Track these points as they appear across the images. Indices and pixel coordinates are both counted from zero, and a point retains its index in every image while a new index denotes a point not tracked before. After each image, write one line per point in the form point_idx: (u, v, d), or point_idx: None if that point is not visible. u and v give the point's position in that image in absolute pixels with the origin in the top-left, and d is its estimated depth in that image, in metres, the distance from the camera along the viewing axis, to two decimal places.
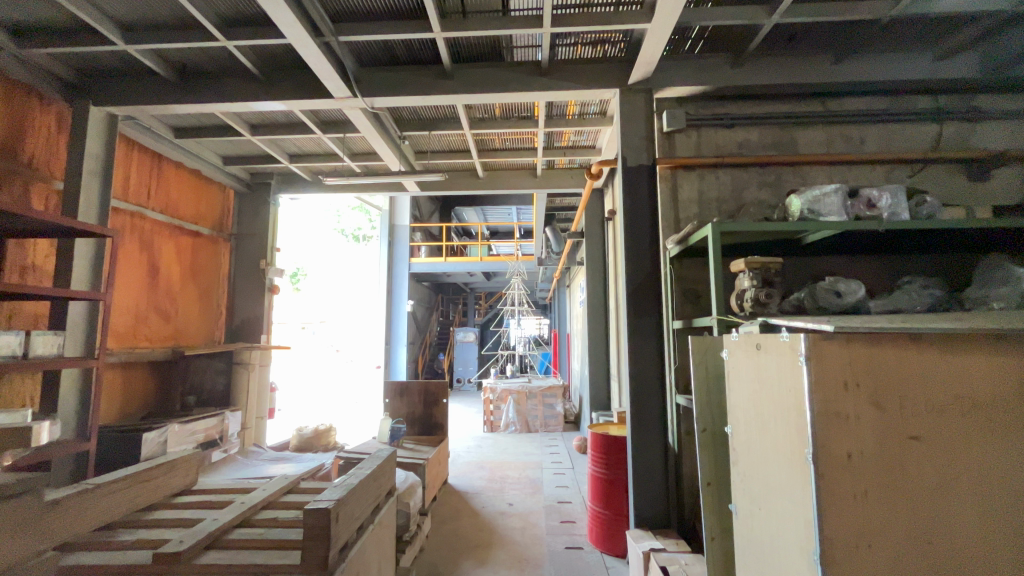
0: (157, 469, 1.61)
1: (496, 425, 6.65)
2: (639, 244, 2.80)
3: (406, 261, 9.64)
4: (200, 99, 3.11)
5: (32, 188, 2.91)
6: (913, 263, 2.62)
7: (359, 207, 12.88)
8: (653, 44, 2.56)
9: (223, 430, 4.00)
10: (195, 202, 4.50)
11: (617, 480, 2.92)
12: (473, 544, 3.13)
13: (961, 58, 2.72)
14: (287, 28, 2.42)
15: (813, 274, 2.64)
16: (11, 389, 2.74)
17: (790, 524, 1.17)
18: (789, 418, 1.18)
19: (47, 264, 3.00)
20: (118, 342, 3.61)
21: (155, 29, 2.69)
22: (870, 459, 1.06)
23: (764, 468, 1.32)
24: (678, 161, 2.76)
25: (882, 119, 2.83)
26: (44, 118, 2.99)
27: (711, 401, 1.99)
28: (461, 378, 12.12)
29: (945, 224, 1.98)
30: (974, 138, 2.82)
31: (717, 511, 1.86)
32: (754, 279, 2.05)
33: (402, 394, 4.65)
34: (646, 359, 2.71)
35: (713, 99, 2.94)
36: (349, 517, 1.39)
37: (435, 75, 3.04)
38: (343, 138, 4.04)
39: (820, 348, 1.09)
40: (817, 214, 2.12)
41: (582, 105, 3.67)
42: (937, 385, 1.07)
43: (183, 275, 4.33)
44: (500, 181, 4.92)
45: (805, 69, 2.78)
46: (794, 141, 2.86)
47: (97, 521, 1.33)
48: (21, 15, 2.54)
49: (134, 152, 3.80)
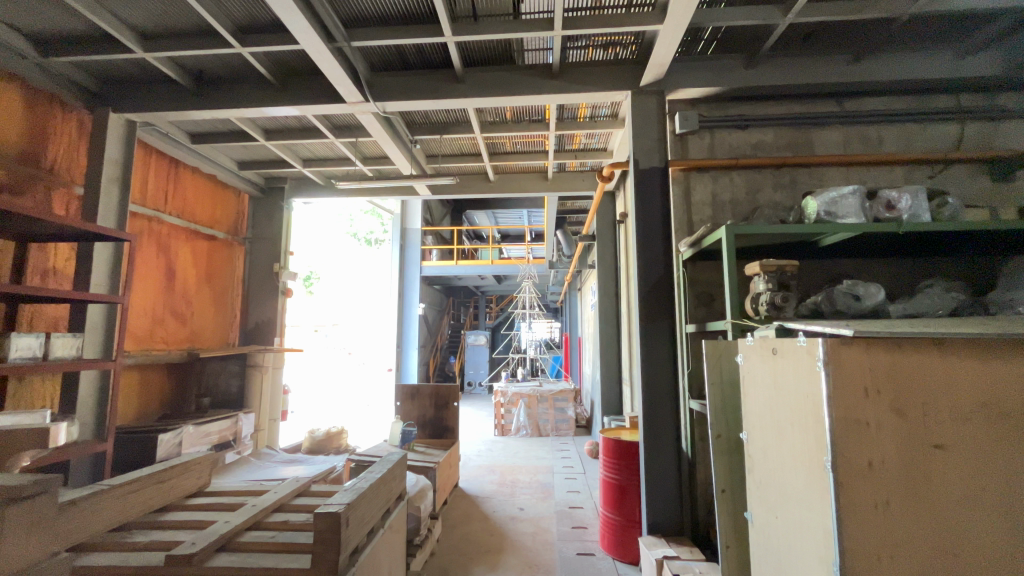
0: (171, 471, 1.63)
1: (507, 428, 6.61)
2: (651, 246, 2.77)
3: (417, 264, 9.68)
4: (215, 105, 3.16)
5: (52, 194, 2.99)
6: (936, 265, 2.54)
7: (371, 211, 13.00)
8: (664, 45, 2.53)
9: (236, 432, 4.05)
10: (210, 206, 4.57)
11: (629, 486, 2.87)
12: (484, 549, 3.11)
13: (983, 57, 2.65)
14: (300, 34, 2.44)
15: (830, 277, 2.59)
16: (31, 390, 2.80)
17: (808, 533, 1.14)
18: (807, 425, 1.14)
19: (68, 268, 3.07)
20: (135, 343, 3.68)
21: (172, 38, 2.74)
22: (893, 468, 1.02)
23: (780, 476, 1.29)
24: (691, 162, 2.73)
25: (901, 119, 2.77)
26: (66, 125, 3.08)
27: (725, 407, 1.94)
28: (472, 381, 12.07)
29: (968, 226, 1.93)
30: (997, 138, 2.75)
31: (732, 518, 1.82)
32: (770, 282, 2.01)
33: (414, 397, 4.66)
34: (658, 363, 2.68)
35: (727, 101, 2.91)
36: (358, 521, 1.37)
37: (447, 79, 3.05)
38: (355, 143, 4.08)
39: (839, 353, 1.05)
40: (834, 215, 2.07)
41: (593, 108, 3.66)
42: (965, 392, 1.03)
43: (198, 278, 4.39)
44: (511, 185, 4.92)
45: (820, 69, 2.73)
46: (810, 142, 2.82)
47: (112, 522, 1.34)
48: (44, 24, 2.61)
49: (152, 158, 3.88)
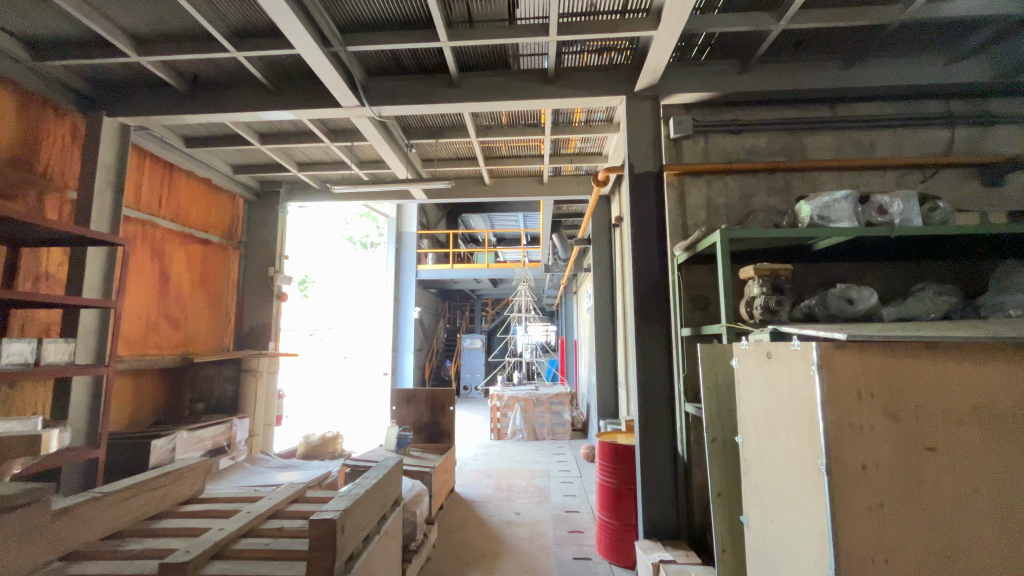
0: (164, 477, 1.61)
1: (503, 433, 6.57)
2: (646, 250, 2.78)
3: (412, 269, 9.73)
4: (209, 108, 3.14)
5: (46, 198, 2.96)
6: (929, 268, 2.57)
7: (368, 215, 13.02)
8: (659, 50, 2.55)
9: (231, 437, 4.01)
10: (206, 210, 4.56)
11: (626, 489, 2.87)
12: (479, 554, 3.09)
13: (972, 63, 2.69)
14: (297, 40, 2.45)
15: (824, 280, 2.61)
16: (22, 396, 2.77)
17: (803, 536, 1.14)
18: (801, 429, 1.15)
19: (60, 272, 3.04)
20: (129, 349, 3.66)
21: (167, 42, 2.74)
22: (887, 470, 1.03)
23: (776, 480, 1.29)
24: (686, 167, 2.76)
25: (893, 124, 2.81)
26: (59, 128, 3.04)
27: (721, 409, 1.94)
28: (468, 386, 12.02)
29: (959, 230, 1.94)
30: (986, 143, 2.79)
31: (728, 522, 1.82)
32: (764, 286, 2.02)
33: (410, 401, 4.64)
34: (654, 367, 2.69)
35: (721, 106, 2.94)
36: (355, 527, 1.38)
37: (442, 84, 3.05)
38: (350, 147, 4.10)
39: (832, 357, 1.06)
40: (827, 219, 2.09)
41: (588, 113, 3.67)
42: (956, 396, 1.04)
43: (192, 282, 4.36)
44: (506, 189, 4.93)
45: (812, 75, 2.77)
46: (803, 147, 2.85)
47: (102, 530, 1.33)
48: (36, 28, 2.60)
49: (146, 161, 3.86)
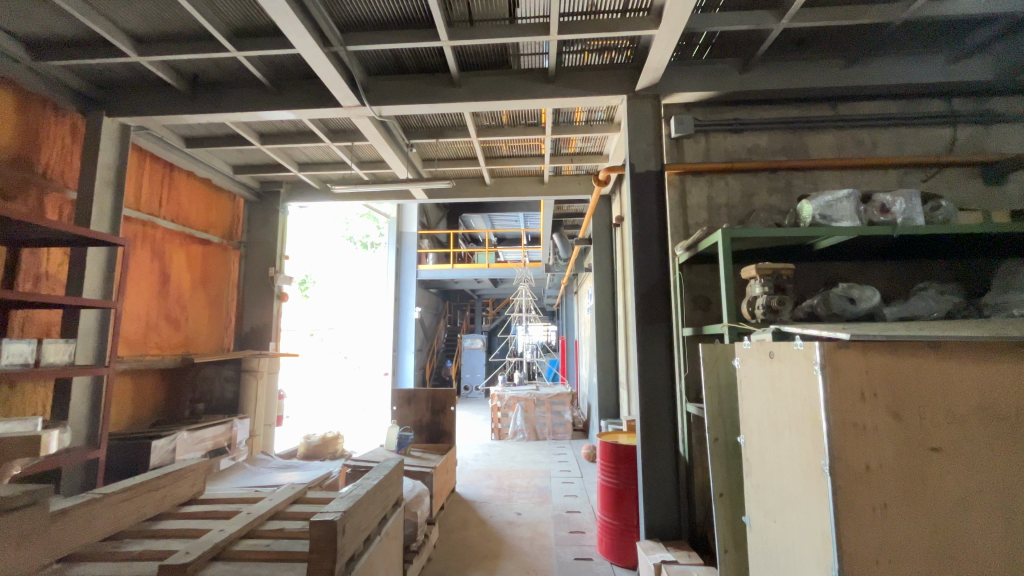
0: (164, 478, 1.61)
1: (504, 433, 6.57)
2: (648, 249, 2.77)
3: (412, 269, 9.72)
4: (209, 108, 3.13)
5: (45, 198, 2.96)
6: (931, 267, 2.56)
7: (368, 215, 13.04)
8: (660, 50, 2.54)
9: (231, 438, 4.00)
10: (206, 211, 4.55)
11: (627, 490, 2.86)
12: (481, 555, 3.08)
13: (973, 62, 2.68)
14: (296, 39, 2.44)
15: (825, 280, 2.60)
16: (22, 396, 2.76)
17: (807, 537, 1.13)
18: (804, 429, 1.14)
19: (61, 272, 3.04)
20: (129, 350, 3.65)
21: (167, 41, 2.74)
22: (890, 470, 1.02)
23: (779, 481, 1.29)
24: (687, 166, 2.75)
25: (895, 123, 2.80)
26: (58, 128, 3.04)
27: (723, 409, 1.93)
28: (468, 386, 12.02)
29: (962, 229, 1.93)
30: (988, 142, 2.78)
31: (730, 523, 1.81)
32: (766, 286, 2.02)
33: (410, 401, 4.63)
34: (655, 366, 2.68)
35: (722, 105, 2.93)
36: (355, 528, 1.37)
37: (442, 83, 3.04)
38: (351, 147, 4.09)
39: (836, 357, 1.05)
40: (829, 219, 2.08)
41: (589, 112, 3.66)
42: (959, 396, 1.04)
43: (192, 282, 4.35)
44: (507, 189, 4.92)
45: (814, 73, 2.77)
46: (805, 145, 2.85)
47: (102, 531, 1.32)
48: (36, 28, 2.60)
49: (146, 161, 3.86)
